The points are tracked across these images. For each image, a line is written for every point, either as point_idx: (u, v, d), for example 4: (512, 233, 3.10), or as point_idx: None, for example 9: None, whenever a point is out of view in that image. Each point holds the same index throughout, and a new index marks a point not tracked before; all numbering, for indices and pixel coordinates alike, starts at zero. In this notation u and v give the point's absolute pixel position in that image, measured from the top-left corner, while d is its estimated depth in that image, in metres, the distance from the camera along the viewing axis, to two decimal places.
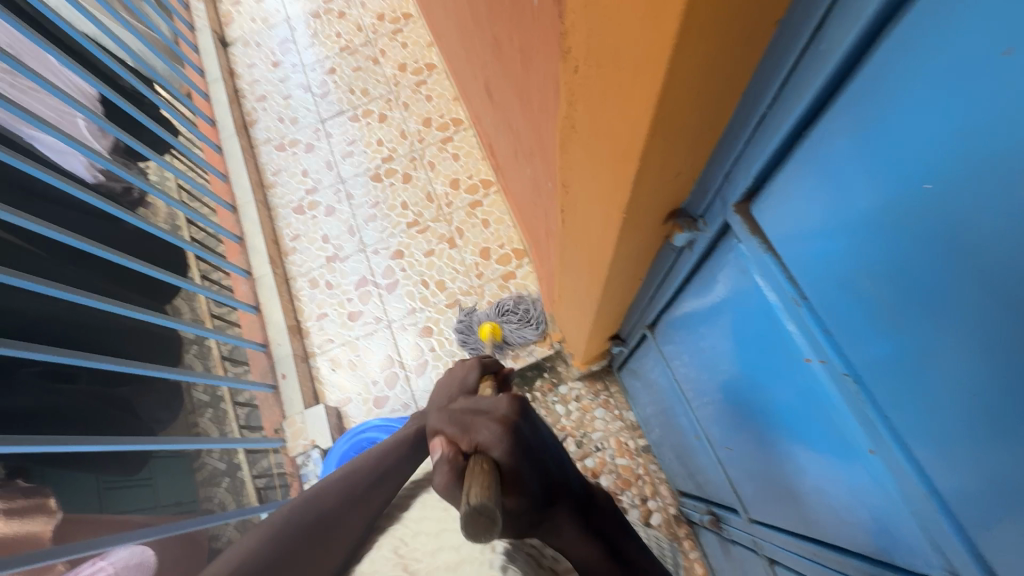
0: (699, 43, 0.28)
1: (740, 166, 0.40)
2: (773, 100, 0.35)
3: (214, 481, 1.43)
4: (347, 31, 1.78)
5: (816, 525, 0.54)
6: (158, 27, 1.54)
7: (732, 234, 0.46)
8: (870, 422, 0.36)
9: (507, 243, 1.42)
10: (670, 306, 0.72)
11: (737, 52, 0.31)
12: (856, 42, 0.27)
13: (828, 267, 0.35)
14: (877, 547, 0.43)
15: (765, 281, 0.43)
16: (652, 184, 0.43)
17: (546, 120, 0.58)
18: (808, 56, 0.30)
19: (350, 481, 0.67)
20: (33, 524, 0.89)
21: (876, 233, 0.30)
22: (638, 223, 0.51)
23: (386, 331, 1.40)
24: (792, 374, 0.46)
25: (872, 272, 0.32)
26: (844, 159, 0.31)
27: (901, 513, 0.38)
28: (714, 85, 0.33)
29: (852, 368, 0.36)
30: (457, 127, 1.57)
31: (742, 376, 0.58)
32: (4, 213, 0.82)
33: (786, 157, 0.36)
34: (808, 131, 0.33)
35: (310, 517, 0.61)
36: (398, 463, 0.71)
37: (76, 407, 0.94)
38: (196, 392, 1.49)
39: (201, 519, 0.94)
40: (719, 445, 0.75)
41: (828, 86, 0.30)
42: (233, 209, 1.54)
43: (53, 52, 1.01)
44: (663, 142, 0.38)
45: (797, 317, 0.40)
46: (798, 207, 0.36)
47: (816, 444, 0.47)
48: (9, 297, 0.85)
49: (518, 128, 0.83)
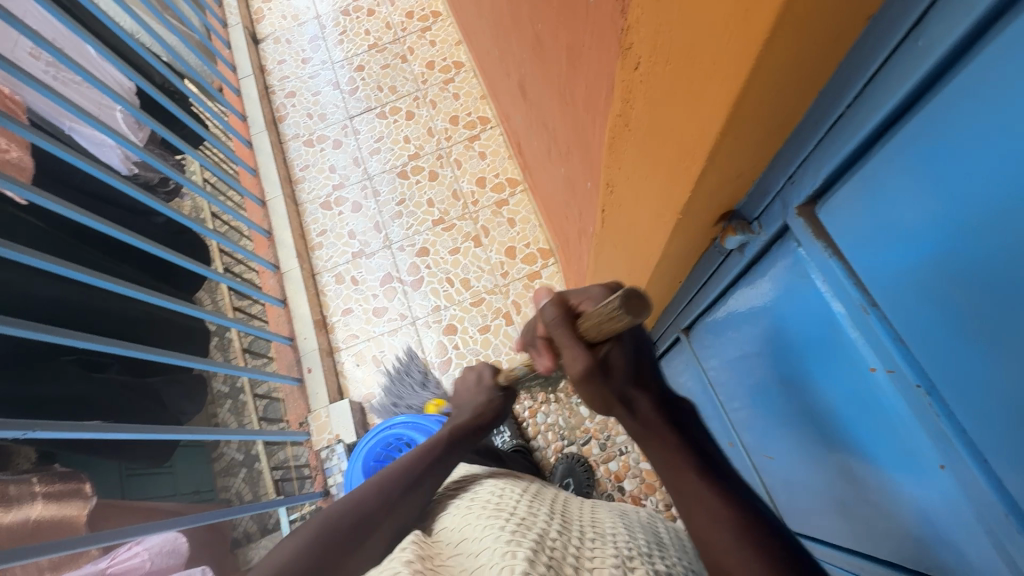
0: (788, 38, 0.28)
1: (807, 168, 0.39)
2: (852, 102, 0.33)
3: (232, 472, 1.45)
4: (376, 28, 1.79)
5: (866, 540, 0.52)
6: (192, 23, 1.57)
7: (790, 237, 0.45)
8: (943, 436, 0.35)
9: (532, 243, 1.42)
10: (709, 310, 0.71)
11: (822, 48, 0.30)
12: (959, 40, 0.26)
13: (905, 272, 0.34)
14: (937, 563, 0.42)
15: (828, 287, 0.42)
16: (712, 184, 0.43)
17: (593, 121, 0.57)
18: (900, 55, 0.29)
19: (386, 483, 0.62)
20: (71, 508, 0.91)
21: (965, 239, 0.29)
22: (690, 225, 0.50)
23: (410, 328, 1.41)
24: (847, 382, 0.45)
25: (956, 281, 0.30)
26: (934, 161, 0.29)
27: (972, 531, 0.36)
28: (793, 81, 0.32)
29: (924, 379, 0.35)
30: (484, 126, 1.57)
31: (785, 381, 0.57)
32: (45, 200, 0.83)
33: (860, 160, 0.35)
34: (890, 131, 0.32)
35: (349, 517, 0.58)
36: (432, 469, 0.66)
37: (112, 396, 0.96)
38: (216, 382, 1.52)
39: (228, 510, 0.95)
40: (756, 454, 0.73)
41: (920, 87, 0.29)
42: (262, 203, 1.56)
43: (94, 44, 1.03)
44: (731, 141, 0.37)
45: (863, 326, 0.39)
46: (874, 211, 0.35)
47: (873, 454, 0.45)
48: (51, 287, 0.87)
49: (555, 127, 0.82)
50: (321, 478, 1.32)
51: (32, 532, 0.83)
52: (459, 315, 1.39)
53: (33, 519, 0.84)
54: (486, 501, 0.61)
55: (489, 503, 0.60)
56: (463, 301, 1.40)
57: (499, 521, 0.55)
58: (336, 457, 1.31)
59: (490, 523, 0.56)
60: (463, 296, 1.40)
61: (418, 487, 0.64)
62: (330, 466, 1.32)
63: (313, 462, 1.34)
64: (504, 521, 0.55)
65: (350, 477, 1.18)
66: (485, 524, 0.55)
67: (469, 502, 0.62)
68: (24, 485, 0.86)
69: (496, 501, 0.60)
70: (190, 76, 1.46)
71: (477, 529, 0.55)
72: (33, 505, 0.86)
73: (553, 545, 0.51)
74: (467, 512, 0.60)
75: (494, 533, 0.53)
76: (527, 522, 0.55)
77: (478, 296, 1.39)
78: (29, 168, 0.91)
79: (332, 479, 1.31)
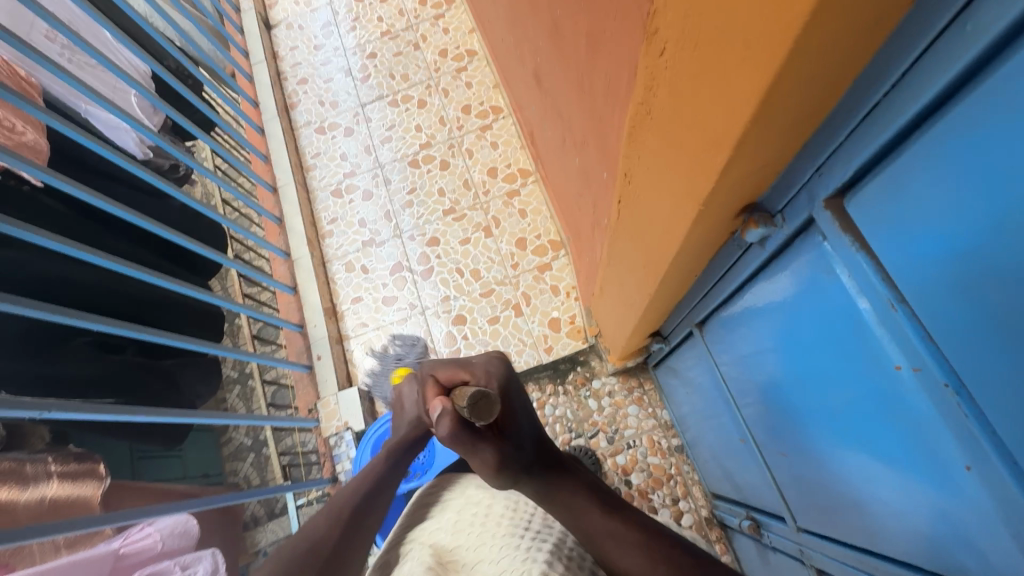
0: (828, 22, 0.27)
1: (837, 159, 0.38)
2: (888, 91, 0.32)
3: (241, 457, 1.46)
4: (389, 14, 1.77)
5: (880, 540, 0.51)
6: (206, 8, 1.56)
7: (815, 230, 0.44)
8: (971, 437, 0.34)
9: (543, 235, 1.41)
10: (725, 304, 0.70)
11: (859, 34, 0.29)
12: (1004, 31, 0.24)
13: (938, 270, 0.33)
14: (955, 564, 0.41)
15: (853, 282, 0.41)
16: (737, 174, 0.42)
17: (613, 110, 0.56)
18: (940, 43, 0.28)
19: (337, 508, 0.64)
20: (85, 487, 0.92)
21: (1005, 237, 0.28)
22: (710, 217, 0.49)
23: (419, 317, 1.41)
24: (868, 380, 0.44)
25: (993, 278, 0.29)
26: (973, 156, 0.28)
27: (995, 534, 0.36)
28: (828, 68, 0.31)
29: (953, 378, 0.34)
30: (497, 115, 1.56)
31: (800, 378, 0.56)
32: (62, 183, 0.84)
33: (892, 152, 0.34)
34: (929, 122, 0.30)
35: (305, 543, 0.59)
36: (377, 484, 0.69)
37: (127, 377, 0.96)
38: (226, 368, 1.53)
39: (238, 493, 0.96)
40: (768, 451, 0.72)
41: (959, 78, 0.28)
42: (273, 190, 1.56)
43: (109, 28, 1.03)
44: (760, 130, 0.36)
45: (891, 323, 0.38)
46: (907, 207, 0.33)
47: (890, 454, 0.45)
48: (66, 269, 0.88)
49: (570, 116, 0.81)
50: (330, 465, 1.33)
51: (48, 510, 0.85)
52: (468, 306, 1.38)
53: (49, 498, 0.86)
54: (500, 511, 0.61)
55: (504, 515, 0.60)
56: (472, 292, 1.39)
57: (514, 539, 0.56)
58: (345, 444, 1.32)
59: (507, 541, 0.56)
60: (472, 287, 1.40)
61: (368, 504, 0.66)
62: (339, 453, 1.32)
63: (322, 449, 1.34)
64: (522, 542, 0.55)
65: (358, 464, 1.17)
66: (501, 541, 0.56)
67: (483, 512, 0.62)
68: (40, 464, 0.88)
69: (510, 513, 0.60)
70: (204, 61, 1.46)
71: (495, 549, 0.56)
72: (49, 484, 0.87)
73: (570, 555, 0.53)
74: (480, 528, 0.59)
75: (510, 553, 0.54)
76: (542, 533, 0.57)
77: (488, 287, 1.39)
78: (45, 151, 0.91)
79: (340, 466, 1.31)
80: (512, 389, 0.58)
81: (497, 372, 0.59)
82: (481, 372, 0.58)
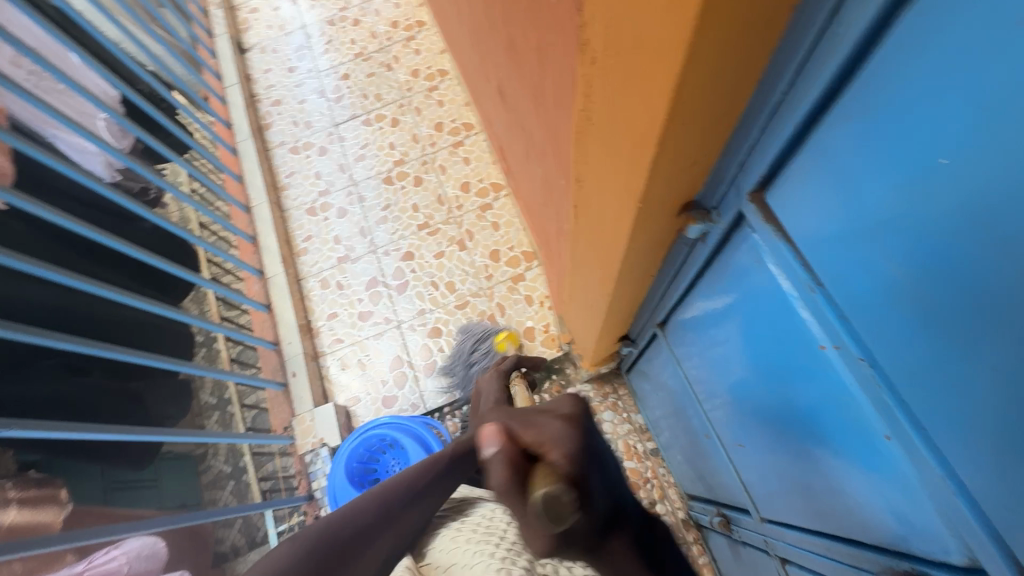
0: (719, 26, 0.30)
1: (756, 153, 0.42)
2: (789, 85, 0.36)
3: (219, 485, 1.44)
4: (361, 37, 1.81)
5: (831, 521, 0.53)
6: (178, 32, 1.58)
7: (745, 223, 0.47)
8: (887, 408, 0.37)
9: (516, 246, 1.44)
10: (681, 303, 0.73)
11: (754, 35, 0.32)
12: (870, 25, 0.28)
13: (845, 250, 0.36)
14: (893, 537, 0.43)
15: (780, 270, 0.44)
16: (668, 172, 0.45)
17: (561, 117, 0.60)
18: (823, 41, 0.31)
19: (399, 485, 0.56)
20: (45, 514, 0.90)
21: (893, 213, 0.31)
22: (653, 215, 0.52)
23: (395, 331, 1.42)
24: (808, 365, 0.46)
25: (891, 253, 0.32)
26: (856, 143, 0.32)
27: (920, 502, 0.38)
28: (731, 69, 0.35)
29: (867, 352, 0.37)
30: (468, 132, 1.59)
31: (753, 370, 0.58)
32: (30, 206, 0.84)
33: (799, 143, 0.37)
34: (826, 112, 0.34)
35: (347, 533, 0.49)
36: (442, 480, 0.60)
37: (93, 399, 0.95)
38: (203, 395, 1.50)
39: (205, 513, 0.94)
40: (732, 447, 0.74)
41: (843, 69, 0.31)
42: (247, 210, 1.57)
43: (79, 54, 1.05)
44: (680, 128, 0.39)
45: (811, 305, 0.41)
46: (819, 190, 0.36)
47: (833, 437, 0.47)
48: (29, 291, 0.87)
49: (531, 128, 0.83)
50: (306, 483, 1.32)
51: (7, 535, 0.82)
52: (443, 318, 1.40)
53: (8, 523, 0.84)
54: (476, 522, 0.63)
55: (479, 523, 0.63)
56: (448, 304, 1.41)
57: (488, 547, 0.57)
58: (321, 461, 1.31)
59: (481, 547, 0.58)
60: (448, 299, 1.42)
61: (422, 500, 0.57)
62: (314, 470, 1.32)
63: (298, 467, 1.34)
64: (495, 547, 0.57)
65: (333, 479, 1.16)
66: (474, 551, 0.58)
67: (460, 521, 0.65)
68: None
69: (486, 522, 0.63)
70: (176, 84, 1.46)
71: (467, 552, 0.58)
72: (8, 510, 0.85)
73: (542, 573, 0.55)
74: (456, 533, 0.62)
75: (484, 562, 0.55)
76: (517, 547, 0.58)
77: (463, 298, 1.41)
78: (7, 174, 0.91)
79: (317, 483, 1.31)
80: (593, 459, 0.48)
81: (569, 442, 0.48)
82: (548, 437, 0.47)
